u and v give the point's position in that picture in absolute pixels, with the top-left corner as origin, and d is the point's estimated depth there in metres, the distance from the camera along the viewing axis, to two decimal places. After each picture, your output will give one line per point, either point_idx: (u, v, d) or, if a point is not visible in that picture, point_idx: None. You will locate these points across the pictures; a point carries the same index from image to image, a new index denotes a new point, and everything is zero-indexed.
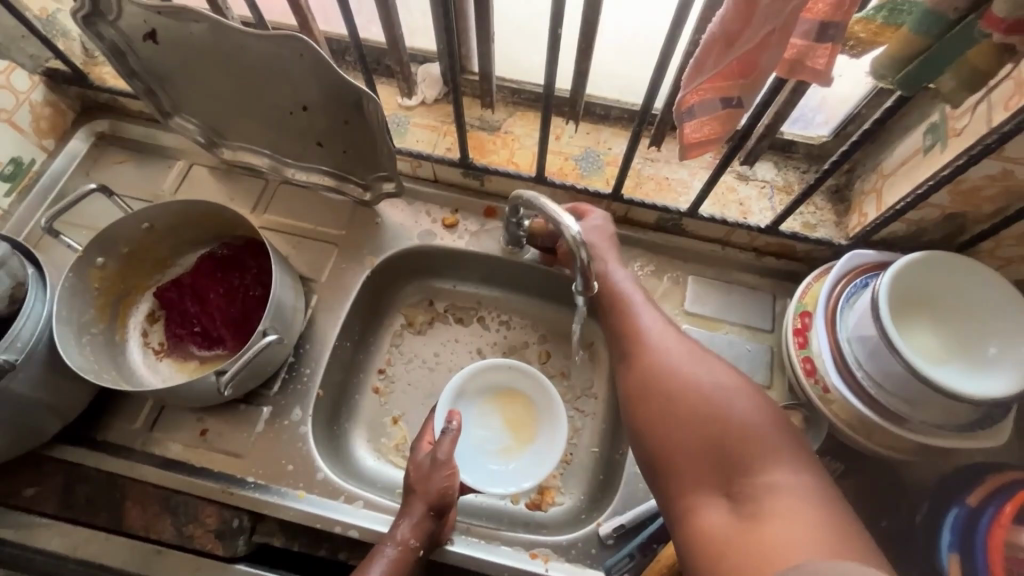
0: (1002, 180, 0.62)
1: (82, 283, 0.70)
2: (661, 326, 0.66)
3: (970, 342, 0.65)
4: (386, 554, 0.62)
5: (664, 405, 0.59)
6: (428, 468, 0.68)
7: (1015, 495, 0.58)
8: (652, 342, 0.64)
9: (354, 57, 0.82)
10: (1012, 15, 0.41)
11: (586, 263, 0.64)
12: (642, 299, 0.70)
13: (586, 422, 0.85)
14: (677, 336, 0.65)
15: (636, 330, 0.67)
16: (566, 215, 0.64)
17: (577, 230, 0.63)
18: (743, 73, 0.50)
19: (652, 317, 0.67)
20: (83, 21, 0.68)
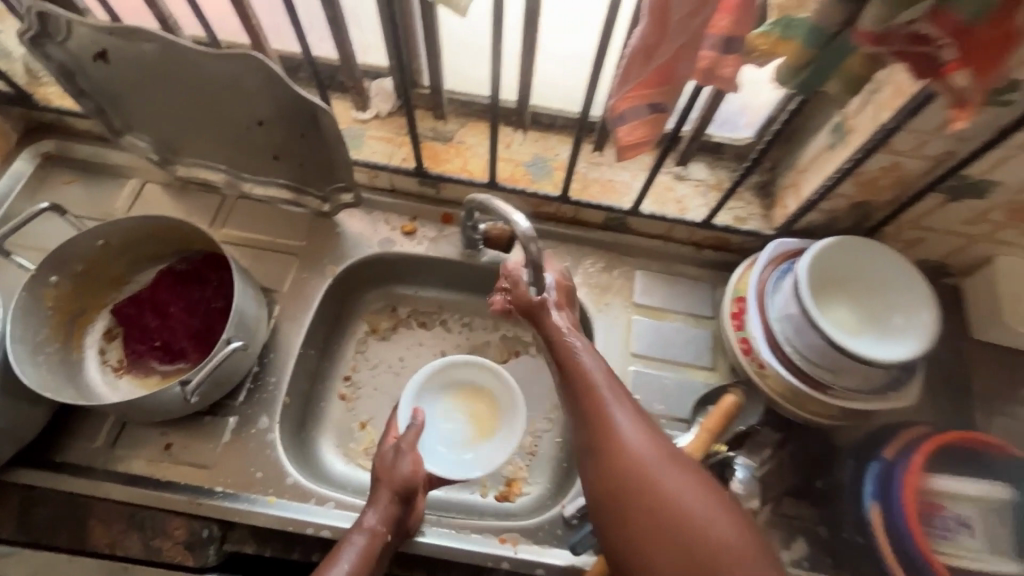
0: (894, 170, 0.71)
1: (35, 302, 0.69)
2: (629, 415, 0.61)
3: (879, 316, 0.74)
4: (354, 542, 0.63)
5: (640, 518, 0.54)
6: (393, 458, 0.71)
7: (919, 446, 0.66)
8: (622, 437, 0.59)
9: (308, 74, 0.85)
10: (879, 28, 0.46)
11: (536, 256, 0.68)
12: (606, 381, 0.64)
13: (548, 414, 0.90)
14: (644, 426, 0.60)
15: (604, 422, 0.60)
16: (517, 212, 0.68)
17: (526, 225, 0.67)
18: (664, 82, 0.56)
19: (620, 405, 0.62)
20: (31, 43, 0.68)
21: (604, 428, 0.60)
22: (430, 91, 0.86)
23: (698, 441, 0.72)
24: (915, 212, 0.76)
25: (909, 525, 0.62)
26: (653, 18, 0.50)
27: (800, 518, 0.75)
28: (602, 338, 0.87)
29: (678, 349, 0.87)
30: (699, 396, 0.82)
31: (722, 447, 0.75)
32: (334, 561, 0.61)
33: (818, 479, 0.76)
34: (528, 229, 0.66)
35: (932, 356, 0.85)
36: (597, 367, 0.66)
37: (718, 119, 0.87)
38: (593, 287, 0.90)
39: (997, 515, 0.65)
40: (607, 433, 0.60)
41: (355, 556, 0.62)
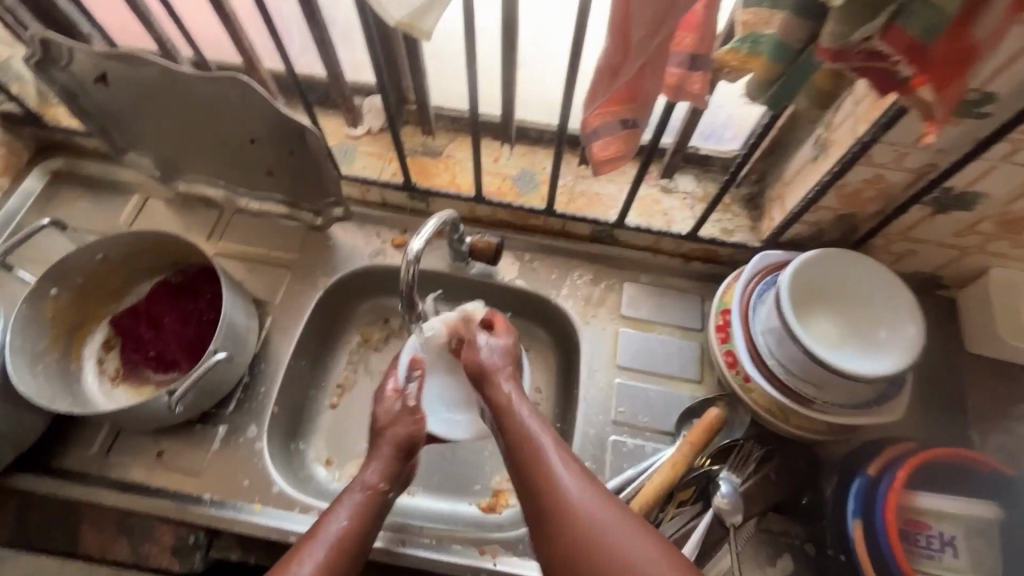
0: (876, 183, 0.70)
1: (35, 314, 0.73)
2: (596, 501, 0.57)
3: (864, 329, 0.73)
4: (351, 498, 0.64)
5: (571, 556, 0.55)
6: (395, 413, 0.73)
7: (904, 463, 0.65)
8: (590, 529, 0.55)
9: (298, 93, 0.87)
10: (835, 45, 0.45)
11: (409, 292, 0.67)
12: (569, 470, 0.59)
13: None
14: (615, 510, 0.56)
15: (571, 515, 0.56)
16: (411, 238, 0.66)
17: (414, 253, 0.64)
18: (633, 97, 0.57)
19: (584, 493, 0.57)
20: (35, 68, 0.72)
21: (568, 521, 0.56)
22: (417, 107, 0.88)
23: (679, 454, 0.73)
24: (902, 224, 0.76)
25: (891, 545, 0.62)
26: (615, 35, 0.50)
27: (785, 534, 0.75)
28: (587, 351, 0.87)
29: (664, 362, 0.86)
30: (684, 409, 0.82)
31: (705, 460, 0.75)
32: (329, 518, 0.62)
33: (804, 495, 0.75)
34: (412, 253, 0.64)
35: (926, 370, 0.84)
36: (551, 449, 0.61)
37: (704, 131, 0.88)
38: (581, 299, 0.90)
39: (981, 534, 0.64)
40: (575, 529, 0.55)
41: (353, 507, 0.63)
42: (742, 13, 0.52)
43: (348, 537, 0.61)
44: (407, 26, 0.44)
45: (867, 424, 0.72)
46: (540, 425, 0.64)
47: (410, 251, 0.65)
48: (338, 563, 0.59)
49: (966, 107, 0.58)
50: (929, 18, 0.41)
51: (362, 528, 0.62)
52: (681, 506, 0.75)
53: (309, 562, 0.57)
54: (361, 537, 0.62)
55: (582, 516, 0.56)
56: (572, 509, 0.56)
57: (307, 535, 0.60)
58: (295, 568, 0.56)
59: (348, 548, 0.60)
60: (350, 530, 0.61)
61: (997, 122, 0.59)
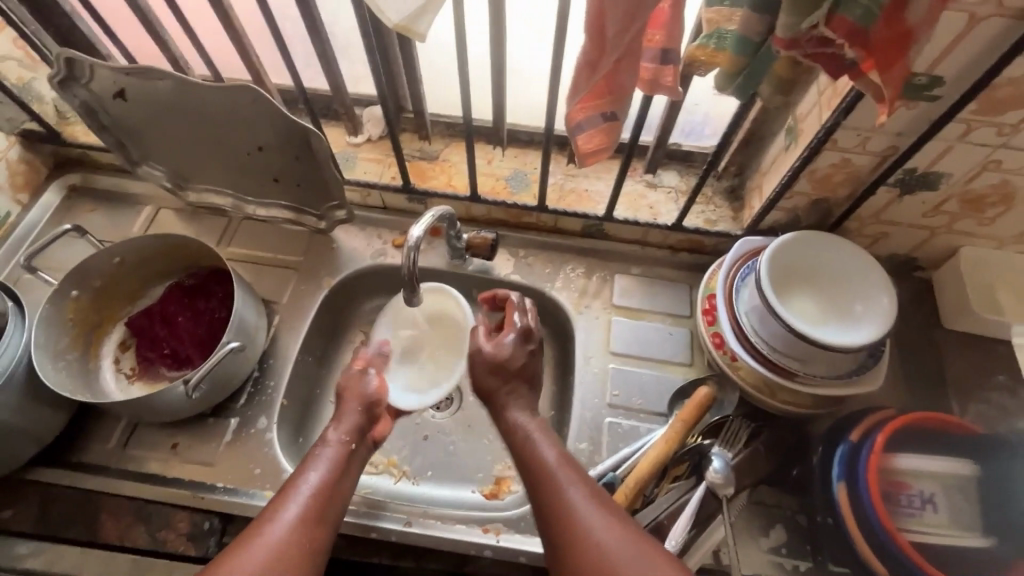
0: (844, 167, 0.75)
1: (58, 314, 0.77)
2: (605, 522, 0.57)
3: (842, 305, 0.77)
4: (324, 452, 0.66)
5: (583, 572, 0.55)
6: (350, 376, 0.75)
7: (883, 428, 0.68)
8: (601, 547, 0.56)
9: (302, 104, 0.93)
10: (788, 34, 0.50)
11: (411, 268, 0.69)
12: (591, 505, 0.59)
13: (542, 422, 0.93)
14: (624, 529, 0.57)
15: (580, 534, 0.57)
16: (413, 225, 0.69)
17: (416, 238, 0.68)
18: (612, 91, 0.62)
19: (592, 512, 0.58)
20: (59, 85, 0.77)
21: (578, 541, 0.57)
22: (414, 115, 0.94)
23: (672, 431, 0.76)
24: (872, 207, 0.80)
25: (875, 504, 0.65)
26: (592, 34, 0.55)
27: (779, 506, 0.77)
28: (582, 339, 0.91)
29: (656, 347, 0.90)
30: (676, 390, 0.86)
31: (696, 436, 0.79)
32: (306, 469, 0.64)
33: (794, 467, 0.78)
34: (415, 238, 0.68)
35: (906, 347, 0.88)
36: (558, 470, 0.63)
37: (684, 128, 0.93)
38: (574, 291, 0.95)
39: (959, 491, 0.67)
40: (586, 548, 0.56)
41: (325, 466, 0.64)
42: (707, 11, 0.57)
43: (328, 487, 0.63)
44: (404, 28, 0.49)
45: (848, 396, 0.76)
46: (546, 448, 0.66)
47: (411, 240, 0.68)
48: (321, 511, 0.61)
49: (917, 90, 0.64)
50: (865, 5, 0.47)
51: (340, 478, 0.64)
52: (675, 481, 0.78)
53: (290, 510, 0.59)
54: (339, 489, 0.64)
55: (592, 536, 0.56)
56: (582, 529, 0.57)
57: (280, 493, 0.61)
58: (276, 516, 0.58)
59: (330, 498, 0.62)
60: (324, 483, 0.63)
61: (947, 104, 0.64)
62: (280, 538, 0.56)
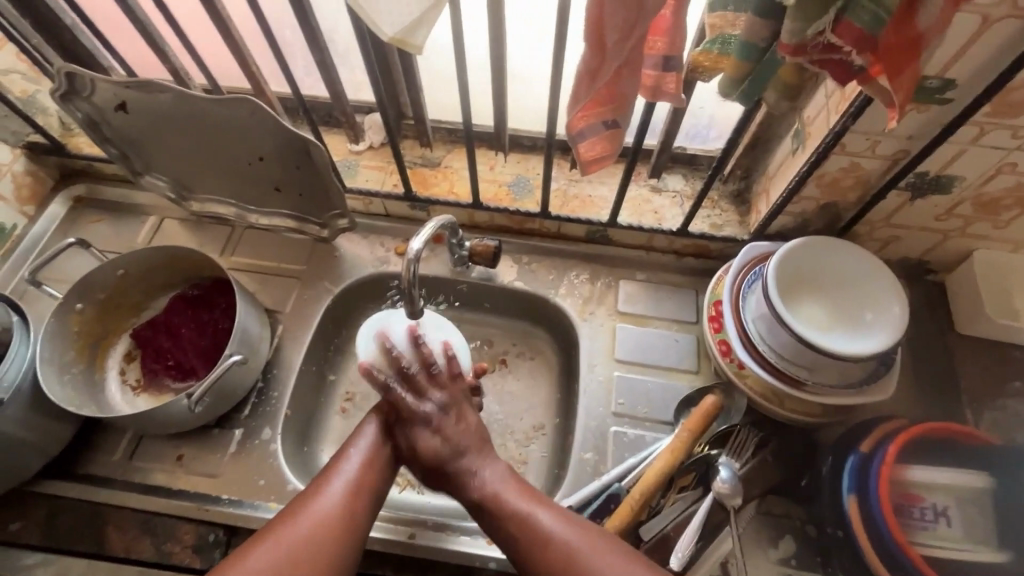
0: (853, 171, 0.73)
1: (62, 327, 0.77)
2: (586, 538, 0.59)
3: (851, 313, 0.75)
4: (368, 431, 0.69)
5: None
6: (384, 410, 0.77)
7: (895, 438, 0.67)
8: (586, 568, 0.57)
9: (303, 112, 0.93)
10: (793, 39, 0.49)
11: (409, 282, 0.68)
12: (575, 529, 0.60)
13: (547, 430, 0.93)
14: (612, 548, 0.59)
15: (567, 557, 0.58)
16: (414, 237, 0.68)
17: (415, 251, 0.67)
18: (613, 99, 0.60)
19: (572, 533, 0.60)
20: (60, 99, 0.78)
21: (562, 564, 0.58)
22: (415, 122, 0.94)
23: (678, 441, 0.74)
24: (882, 211, 0.79)
25: (887, 518, 0.63)
26: (592, 42, 0.54)
27: (788, 516, 0.76)
28: (586, 346, 0.90)
29: (661, 354, 0.89)
30: (682, 398, 0.85)
31: (703, 446, 0.77)
32: (352, 447, 0.68)
33: (803, 477, 0.76)
34: (415, 251, 0.67)
35: (919, 353, 0.86)
36: (525, 501, 0.63)
37: (689, 131, 0.92)
38: (578, 297, 0.94)
39: (975, 505, 0.66)
40: (573, 567, 0.57)
41: (369, 443, 0.68)
42: (710, 16, 0.56)
43: (370, 465, 0.66)
44: (400, 41, 0.49)
45: (859, 405, 0.74)
46: (512, 486, 0.65)
47: (411, 251, 0.67)
48: (364, 487, 0.64)
49: (929, 93, 0.62)
50: (874, 10, 0.45)
51: (382, 458, 0.68)
52: (682, 491, 0.76)
53: (336, 486, 0.63)
54: (381, 467, 0.67)
55: (577, 555, 0.58)
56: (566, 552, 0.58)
57: (327, 468, 0.66)
58: (323, 491, 0.62)
59: (371, 476, 0.65)
60: (368, 461, 0.66)
61: (959, 107, 0.62)
62: (330, 510, 0.61)
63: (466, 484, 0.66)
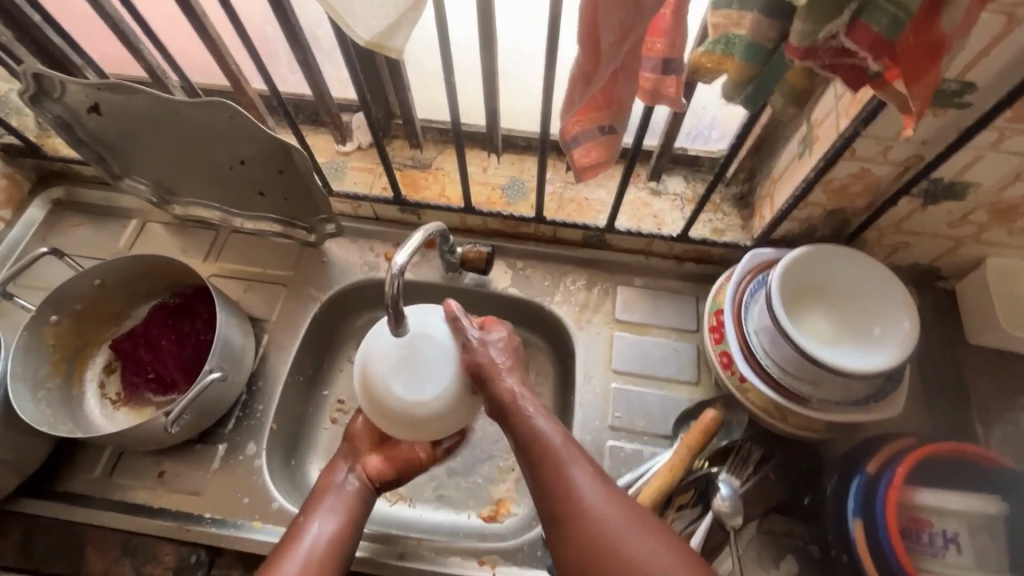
0: (863, 177, 0.70)
1: (36, 341, 0.75)
2: (603, 495, 0.58)
3: (860, 325, 0.72)
4: (330, 484, 0.69)
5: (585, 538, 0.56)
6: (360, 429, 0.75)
7: (904, 459, 0.64)
8: (598, 527, 0.56)
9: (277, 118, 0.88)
10: (802, 43, 0.45)
11: (395, 294, 0.62)
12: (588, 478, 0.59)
13: None
14: (622, 509, 0.58)
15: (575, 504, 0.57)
16: (398, 250, 0.64)
17: (400, 265, 0.63)
18: (608, 104, 0.56)
19: (592, 491, 0.58)
20: (30, 100, 0.74)
21: (578, 520, 0.57)
22: (404, 122, 0.90)
23: (677, 458, 0.72)
24: (893, 217, 0.75)
25: (894, 545, 0.61)
26: (585, 46, 0.50)
27: (789, 535, 0.74)
28: (582, 356, 0.87)
29: (660, 365, 0.86)
30: (682, 411, 0.82)
31: (703, 462, 0.75)
32: (321, 503, 0.67)
33: (806, 496, 0.74)
34: (398, 266, 0.62)
35: (929, 364, 0.83)
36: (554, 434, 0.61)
37: (690, 131, 0.89)
38: (574, 305, 0.90)
39: (986, 530, 0.63)
40: (578, 515, 0.57)
41: (327, 518, 0.65)
42: (713, 14, 0.52)
43: (328, 539, 0.63)
44: (376, 45, 0.45)
45: (864, 421, 0.71)
46: (542, 414, 0.62)
47: (397, 264, 0.63)
48: (341, 537, 0.64)
49: (945, 97, 0.58)
50: (892, 12, 0.41)
51: (345, 532, 0.65)
52: (680, 509, 0.74)
53: (314, 535, 0.63)
54: (355, 516, 0.67)
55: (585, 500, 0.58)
56: (583, 506, 0.57)
57: (282, 546, 0.63)
58: (302, 541, 0.62)
59: (344, 527, 0.65)
60: (323, 540, 0.63)
61: (978, 111, 0.59)
62: None
63: (496, 397, 0.63)
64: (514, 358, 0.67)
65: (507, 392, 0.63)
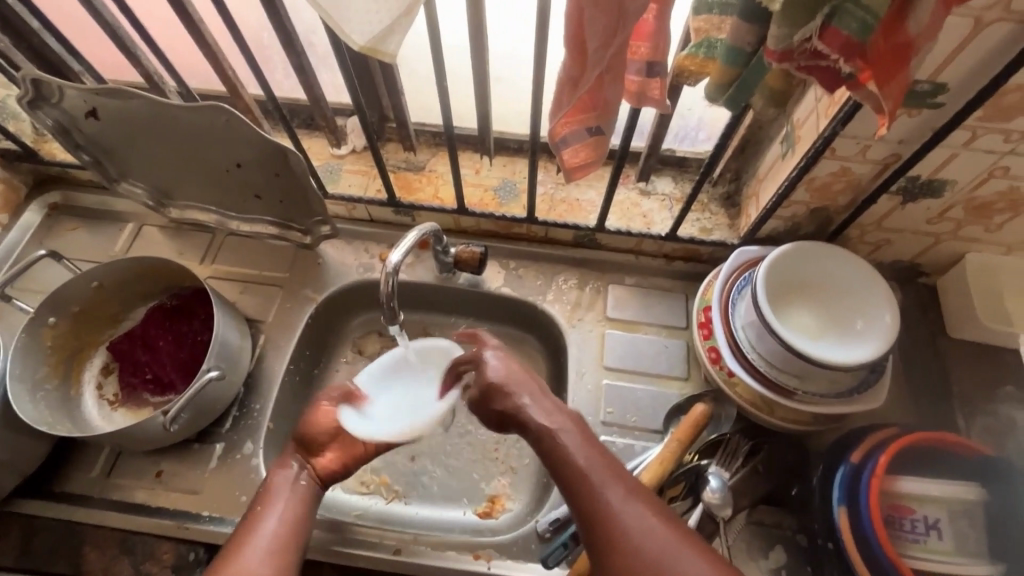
0: (844, 175, 0.72)
1: (34, 342, 0.75)
2: (644, 519, 0.56)
3: (842, 318, 0.74)
4: (275, 482, 0.68)
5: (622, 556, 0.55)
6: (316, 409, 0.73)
7: (886, 448, 0.66)
8: (634, 541, 0.55)
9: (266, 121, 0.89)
10: (779, 45, 0.47)
11: (390, 295, 0.67)
12: (632, 502, 0.58)
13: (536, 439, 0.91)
14: (662, 524, 0.56)
15: (612, 521, 0.57)
16: (392, 249, 0.67)
17: (394, 264, 0.65)
18: (594, 107, 0.58)
19: (628, 508, 0.57)
20: (28, 106, 0.75)
21: (616, 540, 0.56)
22: (398, 125, 0.91)
23: (667, 451, 0.73)
24: (874, 215, 0.77)
25: (876, 530, 0.63)
26: (572, 51, 0.52)
27: (778, 526, 0.76)
28: (575, 354, 0.88)
29: (651, 361, 0.87)
30: (672, 406, 0.83)
31: (693, 456, 0.77)
32: (271, 498, 0.66)
33: (794, 487, 0.75)
34: (391, 265, 0.65)
35: (911, 358, 0.85)
36: (585, 458, 0.61)
37: (678, 132, 0.91)
38: (566, 304, 0.92)
39: (965, 516, 0.65)
40: (613, 535, 0.56)
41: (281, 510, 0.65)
42: (695, 19, 0.55)
43: (285, 527, 0.64)
44: (371, 50, 0.46)
45: (849, 413, 0.73)
46: (581, 440, 0.63)
47: (392, 263, 0.65)
48: (288, 542, 0.63)
49: (919, 97, 0.60)
50: (861, 16, 0.43)
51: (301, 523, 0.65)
52: (671, 502, 0.75)
53: (258, 543, 0.62)
54: (304, 517, 0.66)
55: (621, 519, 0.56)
56: (622, 525, 0.56)
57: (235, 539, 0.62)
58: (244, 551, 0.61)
59: (298, 517, 0.65)
60: (278, 531, 0.63)
61: (950, 111, 0.61)
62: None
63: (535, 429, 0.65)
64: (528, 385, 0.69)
65: (539, 421, 0.65)
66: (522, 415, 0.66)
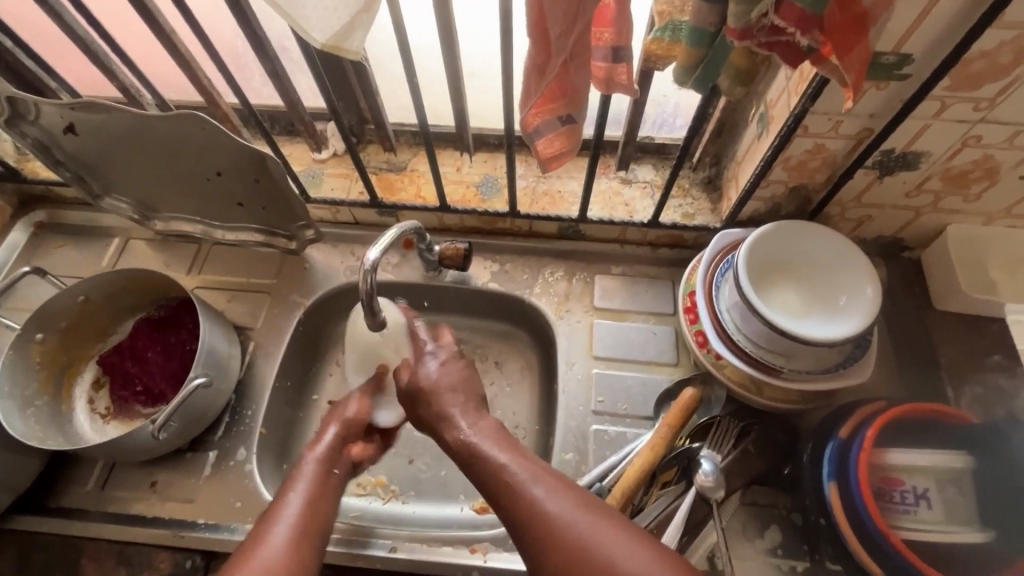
0: (819, 153, 0.72)
1: (22, 359, 0.76)
2: (574, 509, 0.54)
3: (825, 296, 0.75)
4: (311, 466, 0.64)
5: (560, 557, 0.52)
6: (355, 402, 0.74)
7: (873, 422, 0.66)
8: (567, 536, 0.53)
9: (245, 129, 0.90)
10: (738, 23, 0.47)
11: (370, 295, 0.66)
12: (560, 496, 0.55)
13: (529, 434, 0.91)
14: (593, 510, 0.54)
15: (540, 518, 0.54)
16: (368, 246, 0.66)
17: (372, 262, 0.65)
18: (562, 96, 0.58)
19: (556, 500, 0.55)
20: (5, 124, 0.75)
21: (548, 538, 0.53)
22: (376, 127, 0.92)
23: (658, 436, 0.73)
24: (852, 191, 0.77)
25: (866, 503, 0.63)
26: (535, 38, 0.53)
27: (773, 506, 0.76)
28: (564, 344, 0.89)
29: (640, 348, 0.88)
30: (662, 391, 0.83)
31: (684, 439, 0.76)
32: (301, 472, 0.63)
33: (786, 466, 0.76)
34: (370, 261, 0.65)
35: (899, 333, 0.85)
36: (519, 469, 0.58)
37: (656, 120, 0.91)
38: (553, 296, 0.92)
39: (954, 485, 0.65)
40: (546, 534, 0.53)
41: (310, 485, 0.62)
42: (658, 2, 0.55)
43: (316, 504, 0.60)
44: (333, 48, 0.47)
45: (838, 388, 0.74)
46: (500, 441, 0.61)
47: (369, 261, 0.65)
48: (307, 534, 0.57)
49: (886, 70, 0.61)
50: None
51: (328, 506, 0.61)
52: (664, 487, 0.75)
53: (279, 533, 0.55)
54: (325, 509, 0.60)
55: (550, 514, 0.54)
56: (552, 520, 0.54)
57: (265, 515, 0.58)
58: (265, 539, 0.54)
59: (324, 497, 0.61)
60: (308, 509, 0.59)
61: (918, 82, 0.61)
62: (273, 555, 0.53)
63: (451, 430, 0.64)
64: (461, 386, 0.68)
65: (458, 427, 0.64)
66: (445, 422, 0.65)
